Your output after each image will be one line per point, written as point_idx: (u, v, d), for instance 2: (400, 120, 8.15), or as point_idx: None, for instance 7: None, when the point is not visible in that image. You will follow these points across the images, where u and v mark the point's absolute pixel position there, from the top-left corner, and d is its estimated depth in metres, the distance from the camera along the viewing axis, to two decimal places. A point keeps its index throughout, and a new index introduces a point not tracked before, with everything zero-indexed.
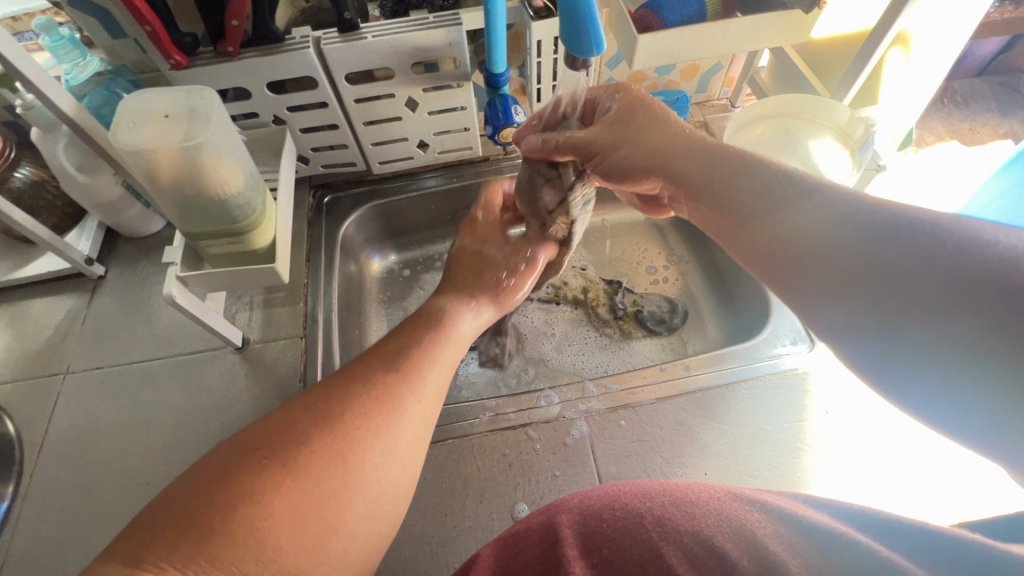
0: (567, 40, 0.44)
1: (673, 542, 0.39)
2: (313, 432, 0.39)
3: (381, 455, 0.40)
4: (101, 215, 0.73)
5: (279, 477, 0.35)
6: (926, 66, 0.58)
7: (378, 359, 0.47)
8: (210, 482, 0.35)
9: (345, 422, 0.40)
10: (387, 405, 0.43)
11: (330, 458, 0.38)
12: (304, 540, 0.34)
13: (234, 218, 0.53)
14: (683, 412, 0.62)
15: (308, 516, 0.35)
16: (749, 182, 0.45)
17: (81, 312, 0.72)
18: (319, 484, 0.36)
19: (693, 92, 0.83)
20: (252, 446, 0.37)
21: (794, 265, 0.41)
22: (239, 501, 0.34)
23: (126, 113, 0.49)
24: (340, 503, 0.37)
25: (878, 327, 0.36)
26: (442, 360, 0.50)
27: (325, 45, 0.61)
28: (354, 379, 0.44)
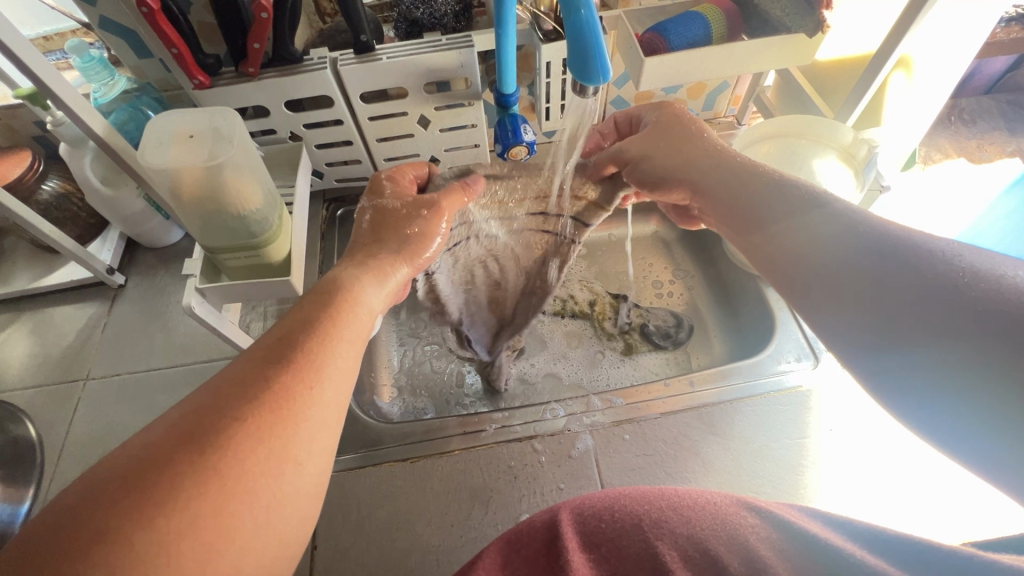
0: (574, 67, 0.46)
1: (668, 542, 0.41)
2: (182, 452, 0.31)
3: (268, 462, 0.33)
4: (124, 226, 0.75)
5: (140, 514, 0.28)
6: (928, 88, 0.60)
7: (270, 345, 0.38)
8: (71, 514, 0.28)
9: (221, 435, 0.32)
10: (279, 399, 0.35)
11: (205, 477, 0.30)
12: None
13: (253, 233, 0.55)
14: (687, 427, 0.62)
15: (181, 551, 0.28)
16: (764, 197, 0.48)
17: (102, 320, 0.74)
18: (193, 510, 0.29)
19: (700, 110, 0.84)
20: (109, 472, 0.30)
21: (798, 271, 0.44)
22: (89, 553, 0.27)
23: (153, 134, 0.51)
24: (226, 526, 0.30)
25: (882, 336, 0.38)
26: (348, 336, 0.42)
27: (341, 66, 0.63)
28: (233, 376, 0.36)
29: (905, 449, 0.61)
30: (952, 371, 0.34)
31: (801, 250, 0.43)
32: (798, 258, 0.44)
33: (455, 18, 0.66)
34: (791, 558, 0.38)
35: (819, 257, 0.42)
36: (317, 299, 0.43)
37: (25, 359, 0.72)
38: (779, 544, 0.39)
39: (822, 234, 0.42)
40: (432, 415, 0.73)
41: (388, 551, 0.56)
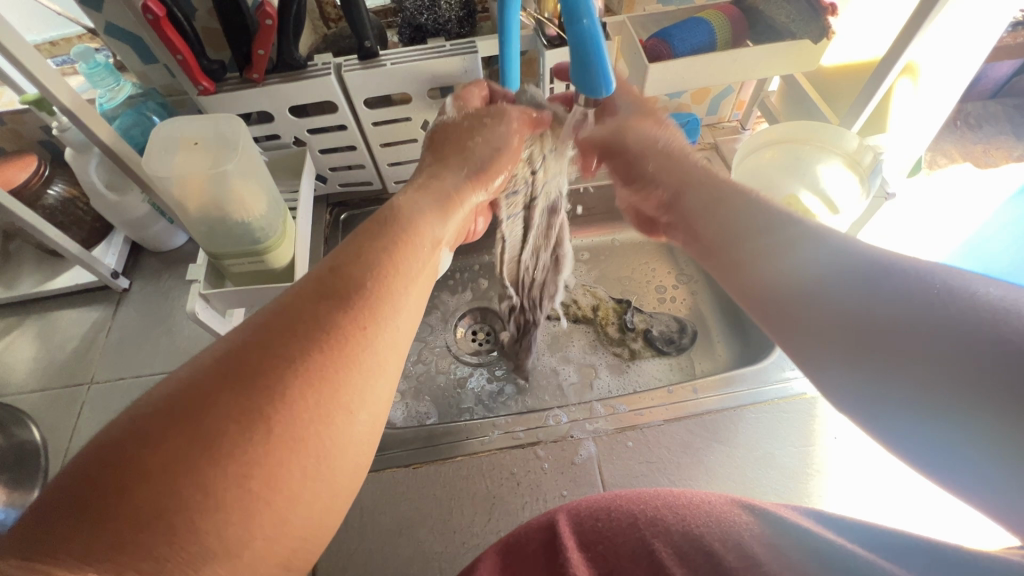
0: (578, 76, 0.46)
1: (665, 540, 0.42)
2: (236, 392, 0.29)
3: (327, 409, 0.31)
4: (129, 230, 0.75)
5: (191, 455, 0.27)
6: (933, 95, 0.59)
7: (324, 281, 0.36)
8: (122, 447, 0.27)
9: (276, 377, 0.30)
10: (337, 343, 0.33)
11: (253, 424, 0.29)
12: (229, 519, 0.27)
13: (256, 240, 0.55)
14: (690, 434, 0.62)
15: (233, 492, 0.27)
16: (737, 220, 0.45)
17: (106, 324, 0.75)
18: (246, 458, 0.28)
19: (704, 114, 0.84)
20: (159, 407, 0.29)
21: (778, 305, 0.41)
22: (141, 489, 0.26)
23: (159, 141, 0.52)
24: (278, 471, 0.29)
25: (870, 368, 0.35)
26: (411, 274, 0.39)
27: (346, 72, 0.63)
28: (285, 313, 0.33)
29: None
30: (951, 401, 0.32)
31: (780, 285, 0.41)
32: (778, 289, 0.41)
33: (459, 24, 0.66)
34: (793, 553, 0.38)
35: (802, 287, 0.39)
36: (374, 234, 0.40)
37: (30, 364, 0.72)
38: (771, 540, 0.39)
39: (799, 268, 0.40)
40: (435, 419, 0.73)
41: (391, 558, 0.56)
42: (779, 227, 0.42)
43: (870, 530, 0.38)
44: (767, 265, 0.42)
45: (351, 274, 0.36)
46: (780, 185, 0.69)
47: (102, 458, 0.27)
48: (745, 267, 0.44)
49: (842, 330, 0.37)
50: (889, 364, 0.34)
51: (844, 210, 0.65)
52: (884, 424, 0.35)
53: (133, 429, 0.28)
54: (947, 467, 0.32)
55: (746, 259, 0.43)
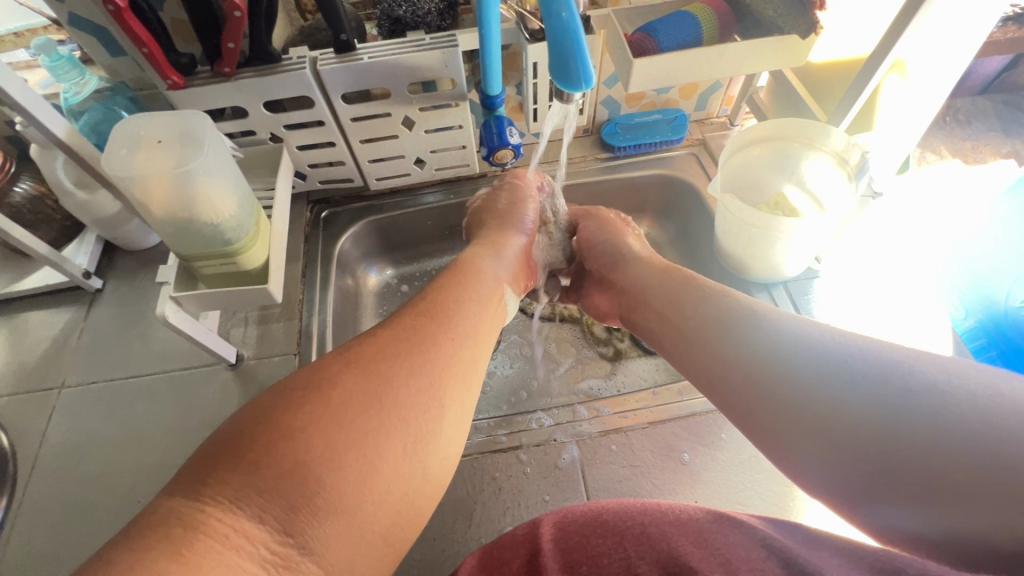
0: (554, 73, 0.44)
1: (649, 561, 0.40)
2: (236, 470, 0.34)
3: (305, 484, 0.34)
4: (100, 228, 0.73)
5: (318, 415, 0.37)
6: (924, 86, 0.57)
7: (322, 376, 0.40)
8: (266, 415, 0.37)
9: (270, 461, 0.34)
10: (419, 345, 0.45)
11: (365, 397, 0.39)
12: (346, 470, 0.35)
13: (226, 241, 0.53)
14: (675, 437, 0.61)
15: (347, 452, 0.36)
16: (703, 314, 0.52)
17: (78, 326, 0.73)
18: (360, 428, 0.37)
19: (692, 111, 0.83)
20: (288, 388, 0.39)
21: (742, 381, 0.45)
22: (280, 444, 0.35)
23: (120, 138, 0.49)
24: (384, 438, 0.38)
25: (867, 458, 0.36)
26: (472, 302, 0.53)
27: (322, 66, 0.61)
28: (290, 396, 0.38)
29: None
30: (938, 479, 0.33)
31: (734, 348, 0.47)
32: (742, 371, 0.46)
33: (439, 17, 0.64)
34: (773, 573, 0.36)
35: (769, 373, 0.43)
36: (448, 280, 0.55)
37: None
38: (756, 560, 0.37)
39: (775, 342, 0.45)
40: None
41: None
42: (724, 313, 0.50)
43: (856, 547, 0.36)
44: (709, 340, 0.50)
45: (348, 375, 0.40)
46: (766, 182, 0.70)
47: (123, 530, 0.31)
48: (703, 348, 0.50)
49: (787, 408, 0.41)
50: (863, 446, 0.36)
51: (833, 208, 0.63)
52: (851, 489, 0.37)
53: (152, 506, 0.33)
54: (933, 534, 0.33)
55: (706, 342, 0.50)
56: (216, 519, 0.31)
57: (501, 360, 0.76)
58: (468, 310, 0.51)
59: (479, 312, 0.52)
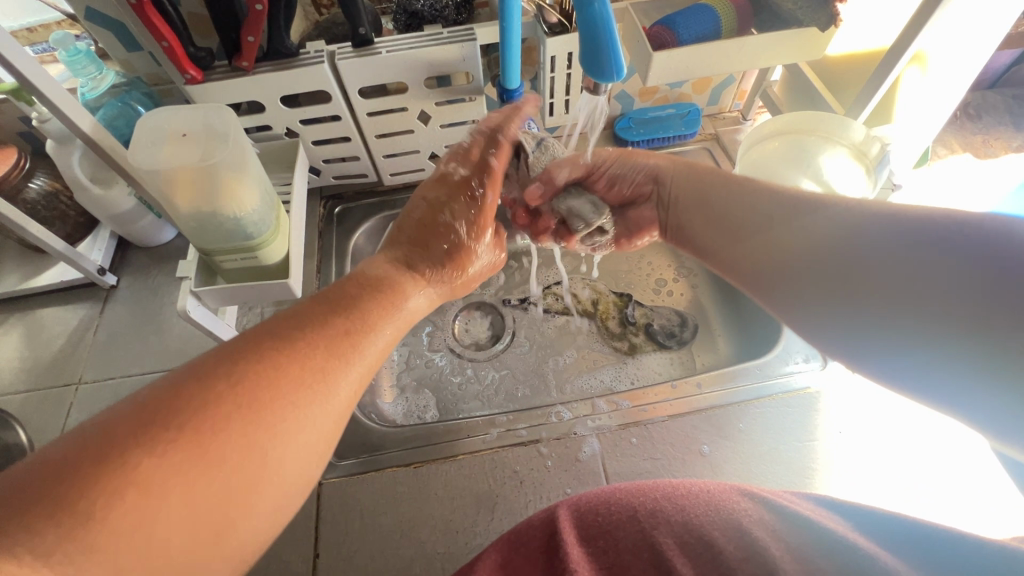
0: (585, 64, 0.44)
1: (664, 527, 0.41)
2: (51, 514, 0.26)
3: (133, 559, 0.27)
4: (115, 225, 0.73)
5: (162, 466, 0.29)
6: (942, 82, 0.58)
7: (187, 399, 0.31)
8: (103, 446, 0.28)
9: (104, 518, 0.26)
10: (300, 382, 0.35)
11: (225, 448, 0.31)
12: (182, 541, 0.28)
13: (249, 235, 0.53)
14: (695, 430, 0.61)
15: (190, 519, 0.29)
16: (724, 198, 0.54)
17: (93, 322, 0.72)
18: (214, 485, 0.30)
19: (705, 105, 0.83)
20: (142, 407, 0.30)
21: (761, 270, 0.50)
22: (114, 492, 0.27)
23: (144, 131, 0.49)
24: (237, 499, 0.31)
25: (889, 323, 0.40)
26: (387, 328, 0.43)
27: (340, 60, 0.61)
28: (141, 410, 0.30)
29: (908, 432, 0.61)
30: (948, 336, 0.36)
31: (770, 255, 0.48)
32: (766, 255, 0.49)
33: (456, 10, 0.64)
34: (802, 548, 0.38)
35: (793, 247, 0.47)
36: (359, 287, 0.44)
37: (16, 364, 0.70)
38: (772, 526, 0.40)
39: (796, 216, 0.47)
40: (435, 414, 0.72)
41: (392, 559, 0.55)
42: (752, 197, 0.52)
43: (898, 522, 0.38)
44: (738, 227, 0.52)
45: (226, 402, 0.32)
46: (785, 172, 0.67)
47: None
48: (730, 238, 0.53)
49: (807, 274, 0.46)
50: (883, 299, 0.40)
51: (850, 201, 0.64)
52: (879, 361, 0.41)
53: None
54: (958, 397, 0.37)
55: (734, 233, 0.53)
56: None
57: (517, 355, 0.76)
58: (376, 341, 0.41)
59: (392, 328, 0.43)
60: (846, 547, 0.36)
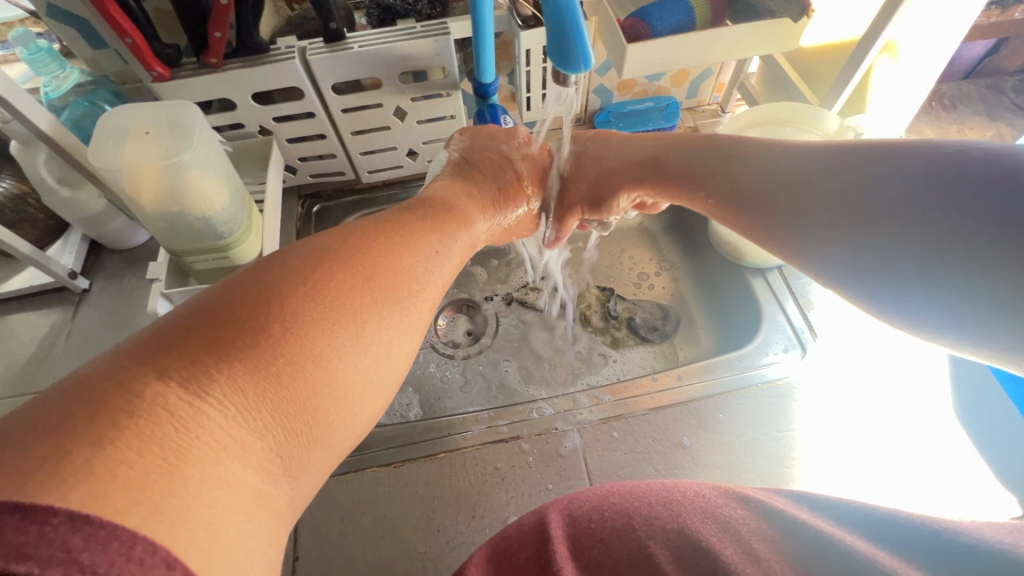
0: (553, 56, 0.44)
1: (661, 541, 0.37)
2: (243, 369, 0.29)
3: (304, 415, 0.31)
4: (85, 227, 0.71)
5: (311, 324, 0.33)
6: (916, 69, 0.58)
7: (329, 284, 0.35)
8: (253, 309, 0.32)
9: (287, 377, 0.31)
10: (405, 271, 0.40)
11: (358, 315, 0.35)
12: (338, 388, 0.33)
13: (219, 235, 0.52)
14: (675, 422, 0.62)
15: (341, 370, 0.33)
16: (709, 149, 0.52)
17: (65, 327, 0.71)
18: (355, 343, 0.34)
19: (684, 98, 0.83)
20: (275, 280, 0.34)
21: (741, 204, 0.48)
22: (277, 344, 0.31)
23: (106, 129, 0.48)
24: (372, 359, 0.35)
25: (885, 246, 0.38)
26: (459, 242, 0.49)
27: (311, 55, 0.60)
28: (297, 287, 0.34)
29: (886, 415, 0.62)
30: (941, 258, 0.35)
31: (761, 183, 0.46)
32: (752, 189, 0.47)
33: (430, 5, 0.64)
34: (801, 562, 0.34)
35: (770, 177, 0.46)
36: (434, 207, 0.50)
37: None
38: (774, 539, 0.36)
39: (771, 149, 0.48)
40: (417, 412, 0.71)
41: (372, 560, 0.55)
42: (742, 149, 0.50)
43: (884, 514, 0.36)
44: (728, 183, 0.49)
45: (350, 279, 0.36)
46: None
47: (31, 417, 0.24)
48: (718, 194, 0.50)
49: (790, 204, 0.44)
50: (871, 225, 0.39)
51: None
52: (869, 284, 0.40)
53: (101, 375, 0.27)
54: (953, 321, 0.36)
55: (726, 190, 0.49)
56: (217, 427, 0.27)
57: (499, 352, 0.76)
58: (450, 261, 0.46)
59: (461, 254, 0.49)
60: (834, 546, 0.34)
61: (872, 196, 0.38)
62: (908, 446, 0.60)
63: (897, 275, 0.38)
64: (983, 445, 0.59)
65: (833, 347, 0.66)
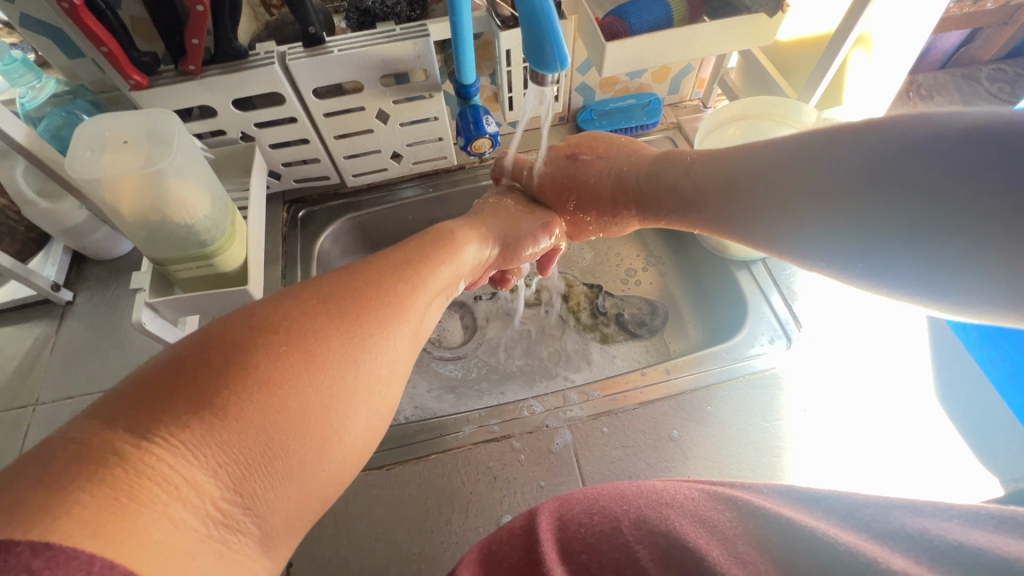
0: (531, 56, 0.44)
1: (647, 544, 0.37)
2: (189, 409, 0.29)
3: (263, 453, 0.30)
4: (66, 238, 0.71)
5: (274, 361, 0.32)
6: (890, 60, 0.59)
7: (287, 322, 0.35)
8: (218, 351, 0.32)
9: (236, 413, 0.29)
10: (384, 307, 0.40)
11: (329, 350, 0.35)
12: (301, 427, 0.32)
13: (202, 242, 0.52)
14: (664, 415, 0.62)
15: (306, 407, 0.32)
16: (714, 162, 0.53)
17: (50, 340, 0.70)
18: (323, 378, 0.33)
19: (666, 94, 0.84)
20: (247, 323, 0.34)
21: (739, 202, 0.50)
22: (238, 384, 0.30)
23: (83, 140, 0.48)
24: (342, 395, 0.34)
25: (885, 223, 0.39)
26: (442, 274, 0.48)
27: (290, 60, 0.60)
28: (266, 326, 0.34)
29: (870, 401, 0.63)
30: (942, 229, 0.36)
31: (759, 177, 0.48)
32: (751, 187, 0.49)
33: (409, 7, 0.64)
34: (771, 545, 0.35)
35: (762, 176, 0.48)
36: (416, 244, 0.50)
37: None
38: (749, 535, 0.36)
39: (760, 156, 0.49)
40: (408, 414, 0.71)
41: (366, 562, 0.55)
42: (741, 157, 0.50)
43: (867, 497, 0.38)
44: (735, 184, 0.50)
45: (320, 315, 0.36)
46: None
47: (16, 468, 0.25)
48: (733, 198, 0.51)
49: (792, 197, 0.46)
50: (872, 214, 0.40)
51: None
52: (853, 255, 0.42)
53: (74, 425, 0.27)
54: (950, 288, 0.37)
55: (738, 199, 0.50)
56: (167, 468, 0.27)
57: (489, 351, 0.76)
58: (426, 289, 0.45)
59: (440, 280, 0.48)
60: (795, 527, 0.35)
61: (843, 174, 0.42)
62: (892, 431, 0.61)
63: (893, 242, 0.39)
64: (965, 429, 0.60)
65: (817, 335, 0.67)
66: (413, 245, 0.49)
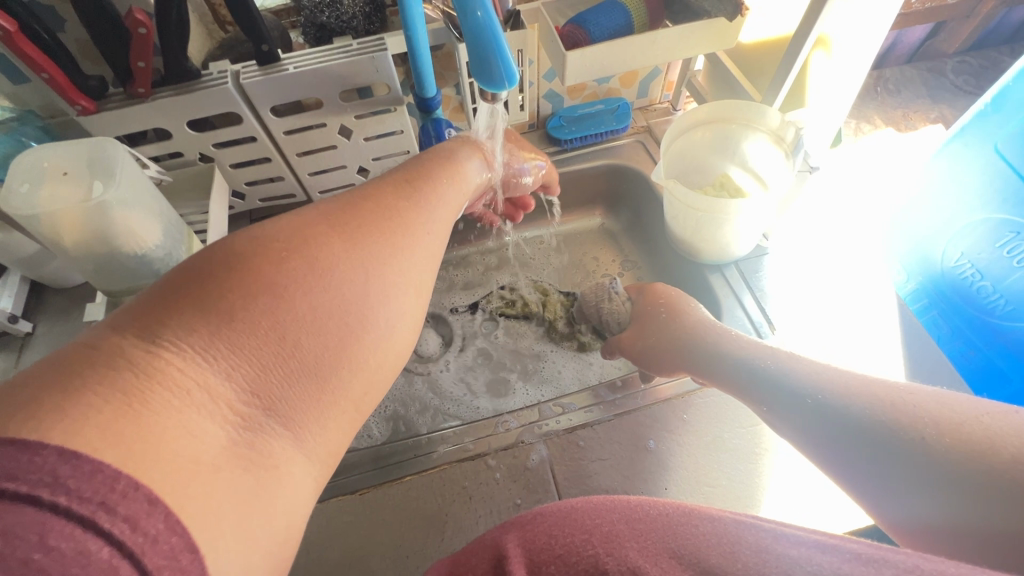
0: (478, 74, 0.44)
1: (618, 560, 0.35)
2: (199, 313, 0.30)
3: (277, 358, 0.32)
4: (22, 268, 0.68)
5: (283, 275, 0.34)
6: (848, 60, 0.59)
7: (286, 234, 0.36)
8: (231, 264, 0.33)
9: (243, 316, 0.31)
10: (398, 230, 0.41)
11: (345, 268, 0.36)
12: (316, 336, 0.33)
13: (156, 271, 0.51)
14: (641, 426, 0.62)
15: (321, 321, 0.34)
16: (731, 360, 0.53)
17: (8, 374, 0.68)
18: (338, 292, 0.35)
19: (635, 98, 0.83)
20: (262, 239, 0.35)
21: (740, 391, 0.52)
22: (253, 296, 0.32)
23: (21, 173, 0.46)
24: (358, 309, 0.36)
25: (867, 438, 0.41)
26: (454, 197, 0.49)
27: (244, 79, 0.58)
28: (277, 243, 0.35)
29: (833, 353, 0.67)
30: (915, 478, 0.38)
31: None
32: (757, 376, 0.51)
33: (366, 20, 0.62)
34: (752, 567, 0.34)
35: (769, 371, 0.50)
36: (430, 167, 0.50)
37: None
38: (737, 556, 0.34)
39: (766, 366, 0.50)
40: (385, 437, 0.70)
41: None
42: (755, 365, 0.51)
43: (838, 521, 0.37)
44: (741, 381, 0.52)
45: (328, 233, 0.37)
46: (708, 162, 0.72)
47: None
48: (731, 374, 0.53)
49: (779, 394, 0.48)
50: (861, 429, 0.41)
51: (774, 184, 0.65)
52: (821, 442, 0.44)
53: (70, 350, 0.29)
54: (884, 499, 0.40)
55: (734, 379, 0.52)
56: (175, 369, 0.28)
57: (466, 365, 0.75)
58: (436, 211, 0.46)
59: (452, 201, 0.49)
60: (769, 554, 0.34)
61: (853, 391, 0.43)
62: None
63: (852, 445, 0.42)
64: None
65: (790, 338, 0.67)
66: (423, 167, 0.50)
